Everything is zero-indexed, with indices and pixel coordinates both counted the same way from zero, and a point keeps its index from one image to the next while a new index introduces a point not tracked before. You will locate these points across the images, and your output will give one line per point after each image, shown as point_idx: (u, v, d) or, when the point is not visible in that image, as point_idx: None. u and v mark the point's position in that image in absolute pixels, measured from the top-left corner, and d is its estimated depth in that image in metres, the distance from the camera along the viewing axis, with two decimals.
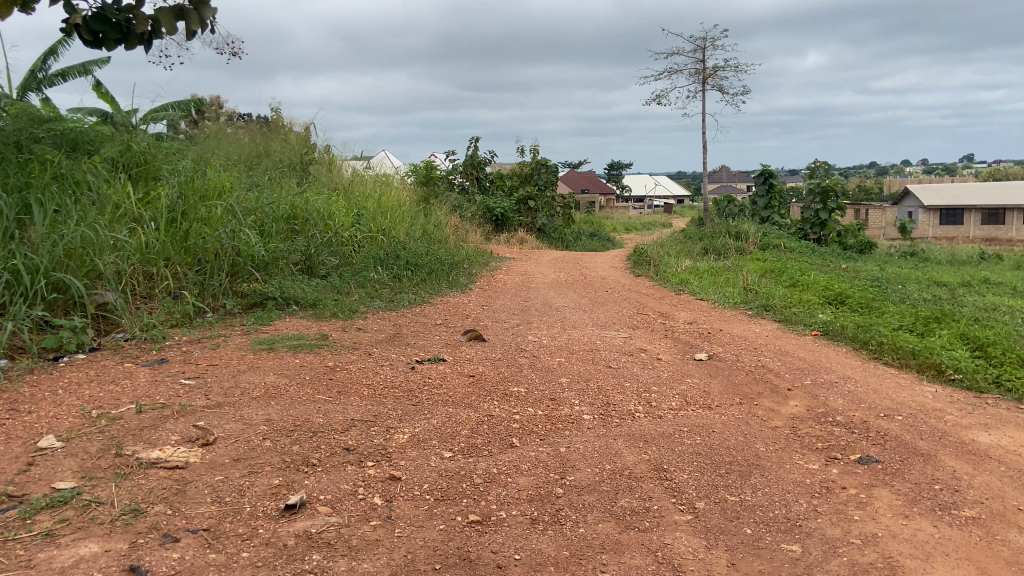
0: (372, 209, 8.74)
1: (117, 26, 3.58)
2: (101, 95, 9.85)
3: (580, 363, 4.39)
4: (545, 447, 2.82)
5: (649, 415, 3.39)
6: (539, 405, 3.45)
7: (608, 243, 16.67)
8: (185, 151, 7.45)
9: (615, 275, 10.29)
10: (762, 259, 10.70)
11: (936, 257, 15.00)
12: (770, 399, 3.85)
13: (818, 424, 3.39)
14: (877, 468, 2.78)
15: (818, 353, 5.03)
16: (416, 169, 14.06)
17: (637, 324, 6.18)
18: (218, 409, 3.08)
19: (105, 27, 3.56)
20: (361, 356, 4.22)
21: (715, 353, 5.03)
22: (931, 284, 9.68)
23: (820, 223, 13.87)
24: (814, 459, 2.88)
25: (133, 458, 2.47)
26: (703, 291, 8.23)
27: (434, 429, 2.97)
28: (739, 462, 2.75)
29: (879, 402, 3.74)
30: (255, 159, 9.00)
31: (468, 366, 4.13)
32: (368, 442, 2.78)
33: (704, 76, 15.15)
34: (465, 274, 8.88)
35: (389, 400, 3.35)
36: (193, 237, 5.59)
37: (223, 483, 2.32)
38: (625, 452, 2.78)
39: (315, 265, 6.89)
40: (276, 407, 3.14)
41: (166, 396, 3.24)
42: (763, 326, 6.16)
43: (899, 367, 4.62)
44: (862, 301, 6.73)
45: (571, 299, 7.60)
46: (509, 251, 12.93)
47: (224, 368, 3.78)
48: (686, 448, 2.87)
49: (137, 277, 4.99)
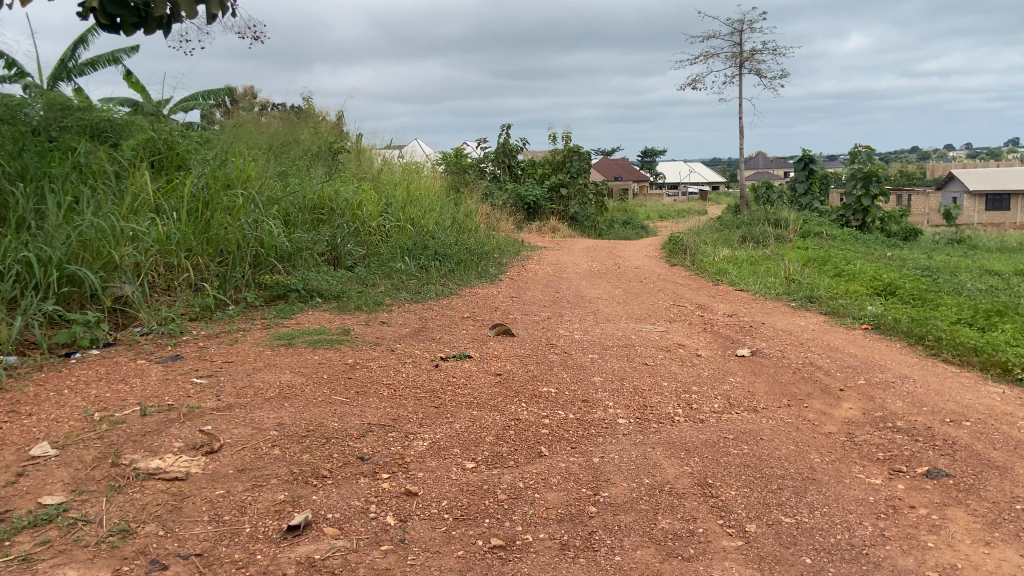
0: (401, 197, 8.55)
1: (134, 10, 3.40)
2: (131, 84, 9.81)
3: (614, 360, 4.14)
4: (578, 457, 2.58)
5: (690, 420, 3.12)
6: (570, 408, 3.21)
7: (641, 231, 16.31)
8: (212, 140, 7.31)
9: (649, 264, 10.00)
10: (804, 247, 10.29)
11: (985, 244, 14.38)
12: (821, 401, 3.56)
13: (877, 430, 3.10)
14: (948, 484, 2.50)
15: (871, 349, 4.70)
16: (445, 158, 13.86)
17: (673, 317, 5.90)
18: (227, 411, 2.89)
19: (123, 12, 3.38)
20: (383, 352, 4.01)
21: (759, 349, 4.73)
22: (984, 273, 9.21)
23: (862, 209, 13.36)
24: (876, 472, 2.60)
25: (130, 468, 2.28)
26: (743, 281, 7.91)
27: (457, 436, 2.75)
28: (792, 477, 2.48)
29: (942, 405, 3.43)
30: (283, 147, 8.86)
31: (495, 363, 3.89)
32: (385, 450, 2.57)
33: (741, 60, 14.69)
34: (495, 264, 8.64)
35: (410, 402, 3.13)
36: (214, 227, 5.41)
37: (223, 498, 2.12)
38: (666, 464, 2.52)
39: (341, 256, 6.71)
40: (289, 410, 2.94)
41: (175, 397, 3.05)
42: (808, 319, 5.84)
43: (959, 364, 4.30)
44: (914, 292, 6.35)
45: (604, 290, 7.32)
46: (540, 240, 12.69)
47: (240, 366, 3.59)
48: (733, 459, 2.60)
49: (156, 269, 4.83)
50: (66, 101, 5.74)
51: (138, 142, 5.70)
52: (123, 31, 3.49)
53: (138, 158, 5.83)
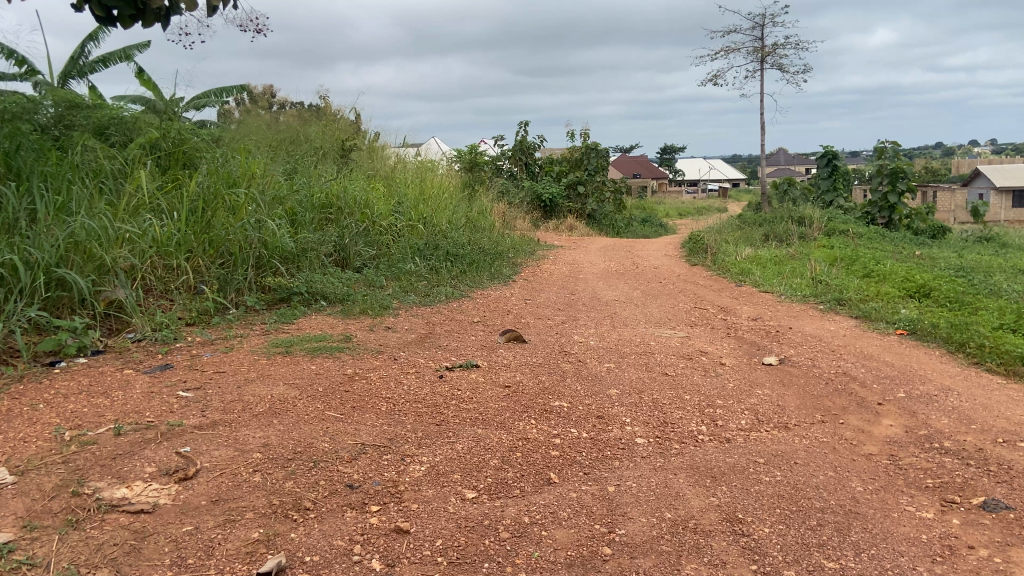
0: (413, 196, 8.31)
1: (131, 1, 3.19)
2: (143, 81, 9.63)
3: (632, 370, 3.86)
4: (591, 485, 2.32)
5: (716, 440, 2.85)
6: (583, 425, 2.95)
7: (660, 230, 15.98)
8: (220, 136, 7.09)
9: (670, 264, 9.71)
10: (829, 246, 9.95)
11: (1015, 242, 13.88)
12: (857, 416, 3.28)
13: (922, 452, 2.80)
14: (1009, 518, 2.19)
15: (908, 357, 4.39)
16: (460, 155, 13.62)
17: (695, 321, 5.62)
18: (210, 430, 2.66)
19: (119, 3, 3.16)
20: (386, 361, 3.77)
21: (787, 357, 4.44)
22: (1019, 274, 8.82)
23: (888, 206, 12.94)
24: (926, 503, 2.31)
25: (93, 499, 2.07)
26: (767, 282, 7.61)
27: (458, 459, 2.50)
28: (832, 510, 2.20)
29: (993, 422, 3.12)
30: (293, 144, 8.65)
31: (505, 374, 3.64)
32: (377, 476, 2.32)
33: (763, 55, 14.31)
34: (509, 265, 8.39)
35: (409, 419, 2.88)
36: (215, 227, 5.19)
37: (190, 537, 1.89)
38: (690, 495, 2.25)
39: (349, 257, 6.51)
40: (276, 428, 2.70)
41: (156, 413, 2.83)
42: (838, 324, 5.53)
43: (1006, 375, 3.98)
44: (949, 294, 6.02)
45: (622, 291, 7.05)
46: (557, 239, 12.43)
47: (230, 377, 3.35)
48: (765, 488, 2.33)
49: (152, 272, 4.63)
50: (69, 96, 5.53)
51: (145, 140, 5.50)
52: (121, 25, 3.27)
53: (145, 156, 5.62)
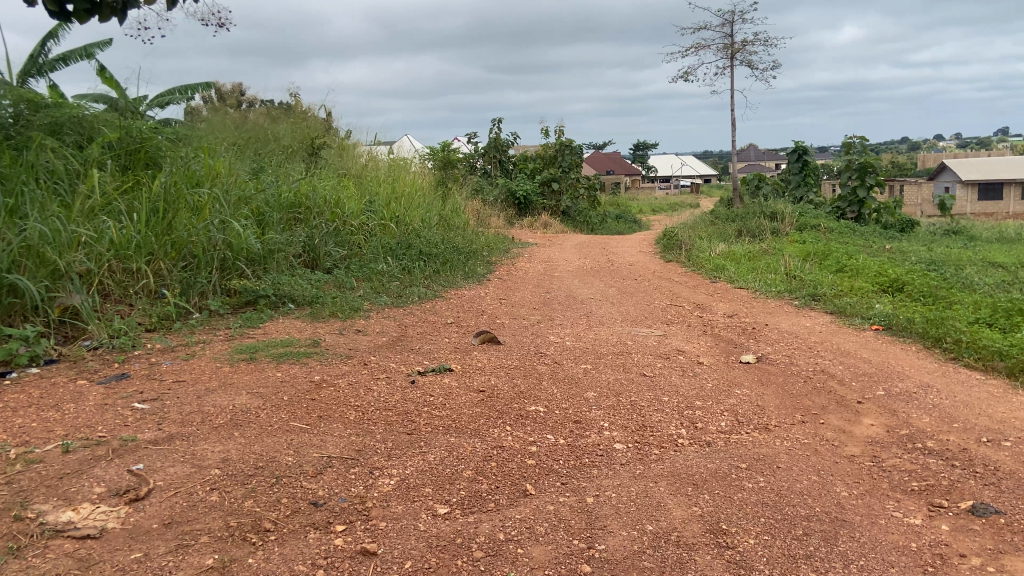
0: (384, 194, 8.16)
1: None
2: (105, 80, 9.36)
3: (609, 371, 3.77)
4: (568, 496, 2.22)
5: (696, 444, 2.76)
6: (560, 431, 2.85)
7: (633, 226, 15.96)
8: (185, 134, 6.88)
9: (644, 261, 9.66)
10: (802, 241, 9.96)
11: (982, 235, 14.03)
12: (838, 416, 3.22)
13: (905, 453, 2.74)
14: (999, 524, 2.13)
15: (885, 353, 4.35)
16: (432, 153, 13.46)
17: (671, 319, 5.54)
18: (166, 445, 2.53)
19: None
20: (355, 366, 3.64)
21: (765, 355, 4.38)
22: (988, 266, 8.88)
23: (858, 200, 13.02)
24: (913, 508, 2.24)
25: (35, 523, 1.93)
26: (742, 278, 7.57)
27: (429, 470, 2.39)
28: (818, 518, 2.12)
29: (975, 420, 3.07)
30: (261, 143, 8.45)
31: (478, 378, 3.52)
32: (343, 492, 2.20)
33: (733, 51, 14.32)
34: (483, 263, 8.27)
35: (378, 428, 2.76)
36: (177, 228, 5.00)
37: (139, 565, 1.78)
38: (672, 505, 2.16)
39: (318, 258, 6.35)
40: (238, 441, 2.57)
41: (109, 427, 2.69)
42: (814, 320, 5.49)
43: (983, 371, 3.95)
44: (923, 288, 6.01)
45: (597, 289, 6.96)
46: (531, 236, 12.33)
47: (190, 387, 3.21)
48: (748, 496, 2.24)
49: (110, 276, 4.45)
50: (26, 93, 5.32)
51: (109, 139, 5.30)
52: (75, 21, 3.11)
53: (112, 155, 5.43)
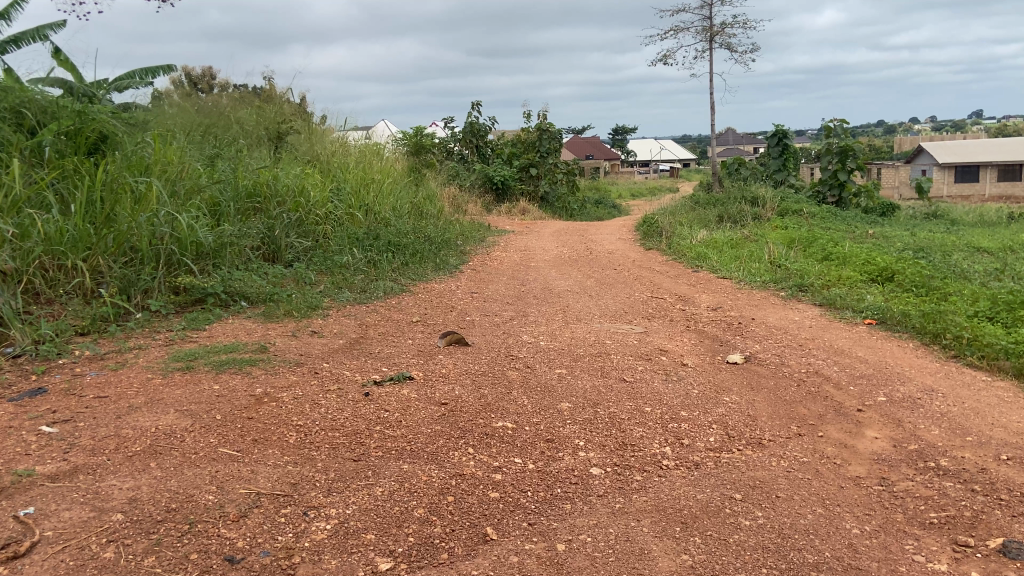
0: (352, 179, 7.74)
1: None
2: (58, 61, 8.82)
3: (586, 377, 3.43)
4: (535, 543, 1.89)
5: (683, 467, 2.44)
6: (530, 453, 2.51)
7: (612, 212, 15.62)
8: (138, 118, 6.41)
9: (624, 249, 9.33)
10: (784, 227, 9.68)
11: (962, 218, 13.88)
12: (838, 427, 2.91)
13: (917, 474, 2.43)
14: None
15: (882, 351, 4.06)
16: (405, 138, 12.99)
17: (652, 313, 5.22)
18: (68, 481, 2.16)
19: None
20: (303, 375, 3.28)
21: (754, 354, 4.07)
22: (974, 252, 8.66)
23: (838, 183, 12.75)
24: (935, 549, 1.93)
25: None
26: (725, 268, 7.26)
27: (374, 509, 2.04)
28: (829, 567, 1.81)
29: (989, 432, 2.78)
30: (222, 128, 7.98)
31: (441, 388, 3.17)
32: (267, 542, 1.85)
33: (711, 34, 13.99)
34: (456, 253, 7.91)
35: (321, 455, 2.40)
36: (118, 220, 4.56)
37: None
38: (658, 553, 1.84)
39: (278, 250, 5.95)
40: (152, 475, 2.20)
41: (5, 457, 2.31)
42: (803, 313, 5.19)
43: (988, 371, 3.67)
44: (914, 278, 5.73)
45: (574, 280, 6.63)
46: (508, 223, 11.97)
47: (112, 404, 2.82)
48: (746, 538, 1.92)
49: (37, 276, 4.02)
50: None
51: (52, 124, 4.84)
52: None
53: (51, 139, 4.97)
